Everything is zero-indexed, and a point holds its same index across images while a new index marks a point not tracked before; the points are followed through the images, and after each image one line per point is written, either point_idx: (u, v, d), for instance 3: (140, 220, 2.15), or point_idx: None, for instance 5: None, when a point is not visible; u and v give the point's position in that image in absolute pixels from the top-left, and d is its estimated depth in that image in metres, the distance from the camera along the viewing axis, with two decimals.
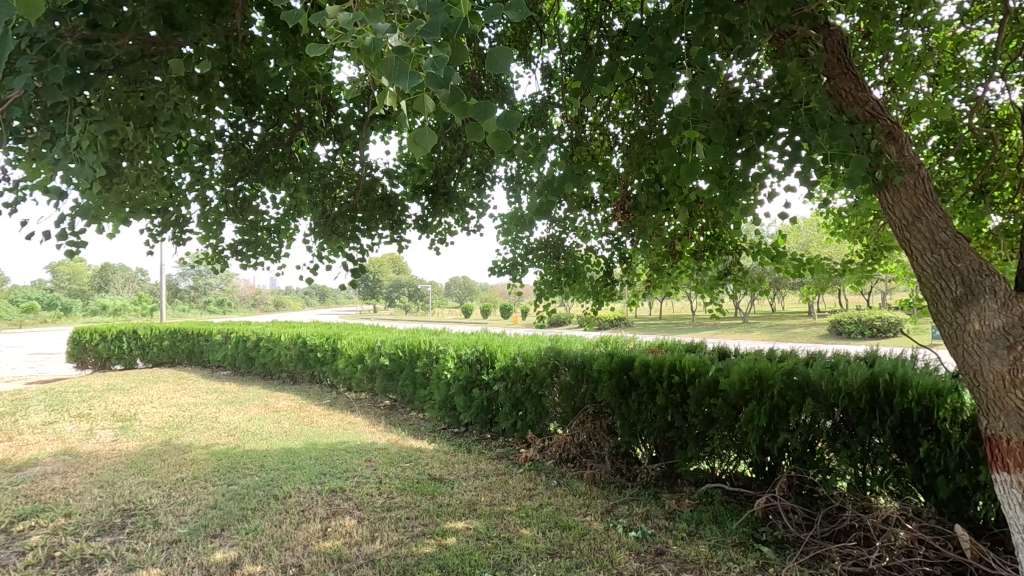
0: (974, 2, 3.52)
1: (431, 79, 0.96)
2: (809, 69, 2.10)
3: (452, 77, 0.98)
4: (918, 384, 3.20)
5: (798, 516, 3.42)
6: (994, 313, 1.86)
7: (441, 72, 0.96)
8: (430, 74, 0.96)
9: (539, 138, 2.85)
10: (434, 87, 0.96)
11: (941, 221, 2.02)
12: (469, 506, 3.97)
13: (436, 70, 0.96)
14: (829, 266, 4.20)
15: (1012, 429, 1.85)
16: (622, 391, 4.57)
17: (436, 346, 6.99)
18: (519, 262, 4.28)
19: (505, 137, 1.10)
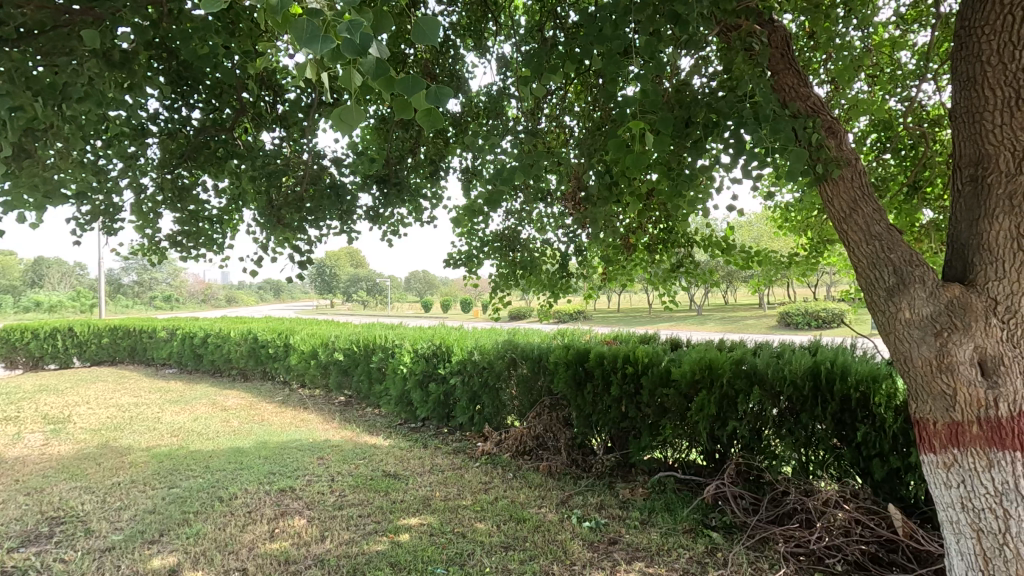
0: (910, 6, 3.68)
1: (348, 45, 0.96)
2: (754, 63, 2.14)
3: (370, 45, 0.99)
4: (856, 370, 3.34)
5: (746, 501, 3.52)
6: (924, 301, 1.93)
7: (358, 39, 0.98)
8: (347, 40, 0.97)
9: (492, 128, 2.81)
10: (352, 55, 0.97)
11: (876, 215, 2.10)
12: (423, 502, 3.92)
13: (354, 38, 0.98)
14: (776, 259, 4.33)
15: (938, 413, 1.94)
16: (578, 383, 4.61)
17: (391, 340, 6.87)
18: (475, 255, 4.23)
19: (437, 114, 1.14)
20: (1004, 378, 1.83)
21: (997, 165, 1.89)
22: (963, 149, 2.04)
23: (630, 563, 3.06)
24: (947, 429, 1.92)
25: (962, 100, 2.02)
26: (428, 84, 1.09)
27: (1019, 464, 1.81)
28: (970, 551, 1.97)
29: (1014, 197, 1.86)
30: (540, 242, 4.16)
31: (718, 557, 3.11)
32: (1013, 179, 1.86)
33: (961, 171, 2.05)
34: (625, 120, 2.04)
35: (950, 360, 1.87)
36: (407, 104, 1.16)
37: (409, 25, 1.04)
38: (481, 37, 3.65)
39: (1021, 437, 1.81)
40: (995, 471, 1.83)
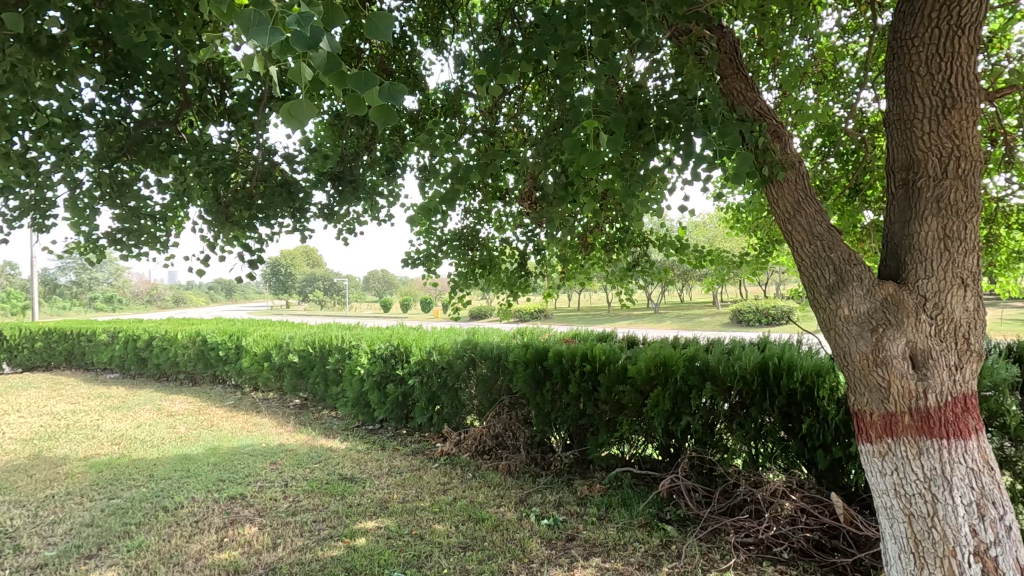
0: (852, 17, 3.86)
1: (298, 37, 0.93)
2: (705, 66, 2.20)
3: (320, 39, 0.96)
4: (802, 365, 3.48)
5: (699, 494, 3.61)
6: (861, 298, 2.03)
7: (308, 32, 0.95)
8: (296, 33, 0.94)
9: (449, 126, 2.79)
10: (301, 48, 0.94)
11: (818, 215, 2.19)
12: (380, 505, 3.85)
13: (304, 30, 0.95)
14: (728, 258, 4.46)
15: (874, 405, 2.03)
16: (537, 381, 4.63)
17: (348, 341, 6.73)
18: (433, 254, 4.18)
19: (392, 113, 1.11)
20: (933, 370, 1.93)
21: (926, 170, 2.01)
22: (895, 154, 2.15)
23: (586, 559, 3.09)
24: (882, 419, 2.02)
25: (894, 107, 2.13)
26: (382, 81, 1.07)
27: (945, 452, 1.92)
28: (901, 535, 2.05)
29: (941, 200, 1.98)
30: (499, 241, 4.17)
31: (672, 549, 3.18)
32: (940, 183, 1.98)
33: (894, 175, 2.16)
34: (579, 119, 2.07)
35: (884, 354, 1.97)
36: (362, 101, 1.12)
37: (362, 20, 1.01)
38: (440, 34, 3.62)
39: (947, 426, 1.93)
40: (925, 458, 1.94)
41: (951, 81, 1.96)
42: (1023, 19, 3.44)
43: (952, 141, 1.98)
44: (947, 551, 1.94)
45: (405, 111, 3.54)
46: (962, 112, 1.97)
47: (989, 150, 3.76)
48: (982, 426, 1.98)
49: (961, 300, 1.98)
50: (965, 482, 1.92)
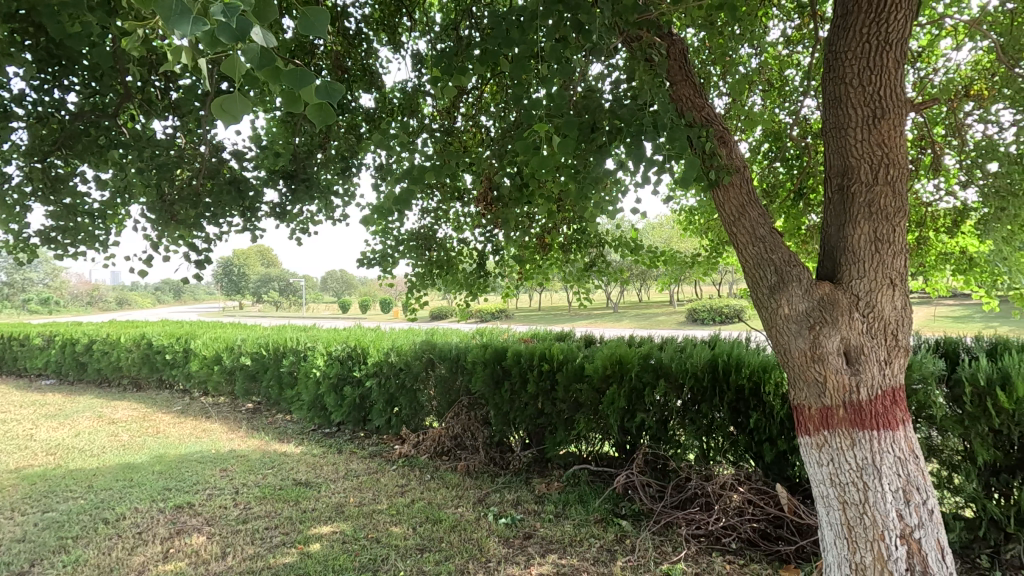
0: (797, 28, 4.03)
1: (223, 29, 0.93)
2: (655, 73, 2.26)
3: (247, 32, 0.96)
4: (749, 362, 3.62)
5: (652, 488, 3.71)
6: (800, 298, 2.13)
7: (235, 24, 0.94)
8: (222, 24, 0.93)
9: (405, 126, 2.77)
10: (228, 40, 0.93)
11: (761, 219, 2.28)
12: (336, 509, 3.79)
13: (229, 22, 0.94)
14: (680, 259, 4.60)
15: (812, 399, 2.14)
16: (496, 381, 4.64)
17: (303, 343, 6.58)
18: (390, 254, 4.13)
19: (329, 111, 1.13)
20: (864, 366, 2.05)
21: (859, 176, 2.12)
22: (831, 160, 2.26)
23: (543, 556, 3.13)
24: (819, 413, 2.13)
25: (830, 116, 2.23)
26: (318, 77, 1.07)
27: (876, 442, 2.04)
28: (836, 521, 2.16)
29: (872, 205, 2.10)
30: (456, 241, 4.16)
31: (627, 544, 3.26)
32: (871, 189, 2.10)
33: (830, 181, 2.27)
34: (532, 122, 2.09)
35: (821, 351, 2.08)
36: (297, 99, 1.14)
37: (294, 14, 1.01)
38: (397, 32, 3.58)
39: (878, 418, 2.05)
40: (857, 449, 2.05)
41: (880, 93, 2.08)
42: (949, 36, 3.67)
43: (882, 150, 2.10)
44: (876, 535, 2.05)
45: (360, 109, 3.49)
46: (891, 122, 2.09)
47: (919, 158, 4.00)
48: (909, 417, 2.11)
49: (890, 299, 2.11)
50: (892, 470, 2.04)
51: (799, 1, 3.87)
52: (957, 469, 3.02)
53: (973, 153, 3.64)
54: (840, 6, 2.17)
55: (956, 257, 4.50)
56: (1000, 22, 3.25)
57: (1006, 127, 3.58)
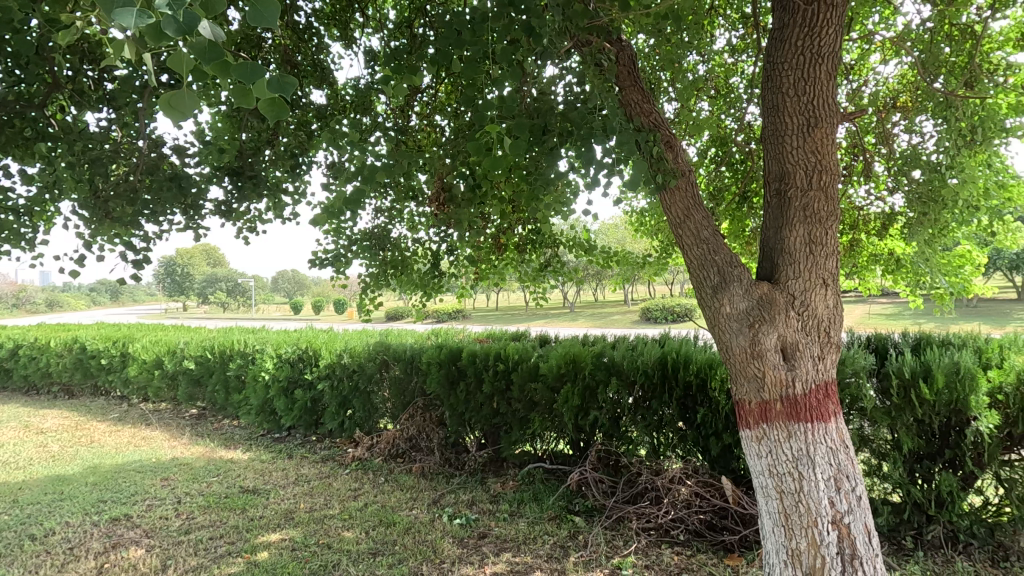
0: (742, 38, 4.20)
1: (169, 21, 0.89)
2: (605, 78, 2.31)
3: (194, 25, 0.92)
4: (697, 360, 3.74)
5: (605, 484, 3.78)
6: (740, 298, 2.22)
7: (181, 16, 0.91)
8: (167, 17, 0.89)
9: (357, 124, 2.73)
10: (173, 33, 0.90)
11: (705, 221, 2.37)
12: (285, 515, 3.69)
13: (176, 15, 0.91)
14: (633, 260, 4.70)
15: (751, 394, 2.24)
16: (451, 382, 4.63)
17: (251, 345, 6.36)
18: (343, 254, 4.05)
19: (282, 105, 1.17)
20: (799, 361, 2.16)
21: (795, 182, 2.24)
22: (770, 166, 2.36)
23: (497, 555, 3.15)
24: (758, 407, 2.23)
25: (769, 124, 2.34)
26: (270, 71, 1.07)
27: (810, 433, 2.15)
28: (774, 510, 2.26)
29: (807, 209, 2.22)
30: (411, 241, 4.12)
31: (580, 539, 3.31)
32: (806, 193, 2.22)
33: (769, 186, 2.38)
34: (484, 123, 2.10)
35: (760, 348, 2.18)
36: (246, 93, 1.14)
37: (243, 7, 0.98)
38: (349, 27, 3.52)
39: (812, 410, 2.16)
40: (792, 440, 2.16)
41: (813, 102, 2.20)
42: (878, 51, 3.91)
43: (816, 157, 2.21)
44: (810, 522, 2.16)
45: (311, 105, 3.41)
46: (824, 131, 2.22)
47: (852, 165, 4.24)
48: (840, 410, 2.24)
49: (824, 298, 2.23)
50: (825, 460, 2.15)
51: (743, 11, 4.03)
52: (885, 458, 3.21)
53: (899, 160, 3.89)
54: (777, 19, 2.28)
55: (885, 258, 4.79)
56: (922, 39, 3.48)
57: (928, 137, 3.84)
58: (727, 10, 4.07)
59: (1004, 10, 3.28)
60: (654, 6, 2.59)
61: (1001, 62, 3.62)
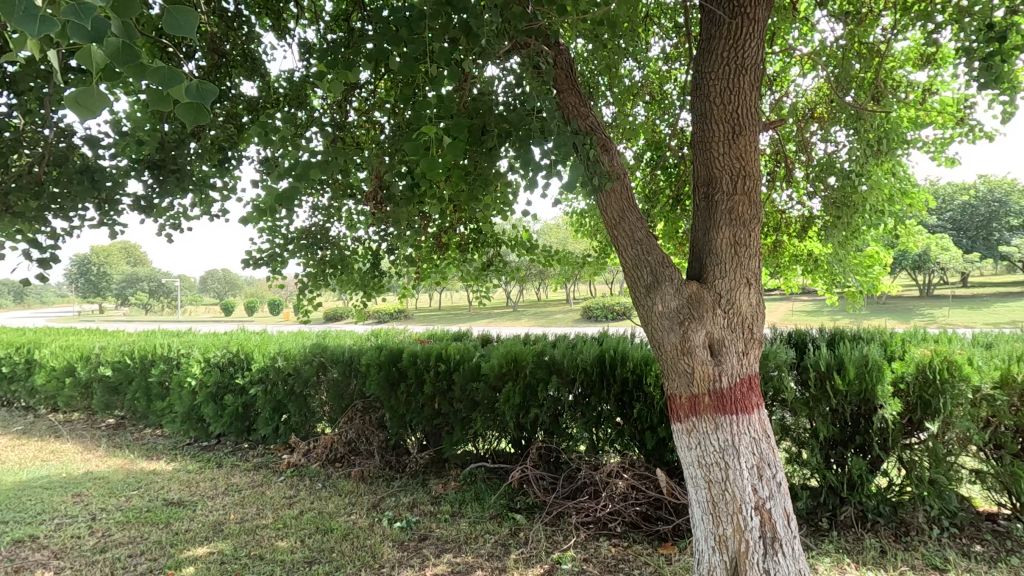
0: (675, 47, 4.36)
1: (76, 28, 0.85)
2: (543, 80, 2.34)
3: (105, 32, 0.89)
4: (633, 356, 3.86)
5: (545, 481, 3.83)
6: (671, 297, 2.32)
7: (89, 23, 0.87)
8: (73, 23, 0.85)
9: (290, 118, 2.64)
10: (81, 40, 0.86)
11: (639, 223, 2.44)
12: (213, 528, 3.51)
13: (84, 21, 0.86)
14: (573, 259, 4.79)
15: (682, 388, 2.34)
16: (391, 383, 4.55)
17: (176, 349, 6.00)
18: (278, 253, 3.89)
19: (200, 110, 1.11)
20: (725, 356, 2.28)
21: (721, 186, 2.35)
22: (699, 170, 2.47)
23: (438, 557, 3.12)
24: (688, 401, 2.33)
25: (698, 131, 2.45)
26: (188, 77, 1.04)
27: (735, 425, 2.27)
28: (703, 499, 2.37)
29: (732, 212, 2.34)
30: (350, 240, 4.02)
31: (520, 537, 3.35)
32: (731, 197, 2.34)
33: (698, 190, 2.49)
34: (421, 122, 2.08)
35: (689, 344, 2.28)
36: (163, 95, 1.11)
37: (157, 15, 0.94)
38: (282, 17, 3.38)
39: (736, 403, 2.28)
40: (719, 432, 2.28)
41: (738, 111, 2.32)
42: (797, 65, 4.17)
43: (740, 162, 2.34)
44: (736, 509, 2.28)
45: (241, 97, 3.25)
46: (747, 138, 2.34)
47: (775, 171, 4.50)
48: (762, 401, 2.37)
49: (748, 296, 2.35)
50: (749, 449, 2.28)
51: (676, 21, 4.19)
52: (804, 445, 3.44)
53: (817, 167, 4.16)
54: (705, 30, 2.38)
55: (805, 259, 5.11)
56: (835, 55, 3.75)
57: (842, 146, 4.13)
58: (661, 18, 4.22)
59: (905, 32, 3.59)
60: (591, 12, 2.65)
61: (903, 79, 3.96)
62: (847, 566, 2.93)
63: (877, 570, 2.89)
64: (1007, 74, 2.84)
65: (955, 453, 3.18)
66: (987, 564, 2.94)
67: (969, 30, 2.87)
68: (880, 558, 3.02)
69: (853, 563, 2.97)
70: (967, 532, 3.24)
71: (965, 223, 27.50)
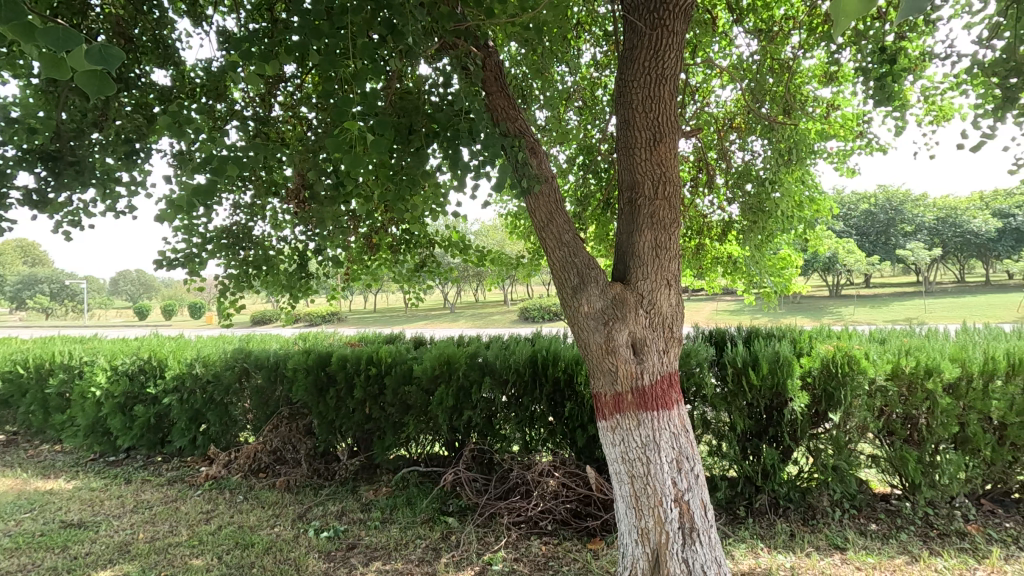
0: (606, 55, 4.48)
1: None
2: (471, 81, 2.33)
3: None
4: (565, 357, 3.93)
5: (478, 483, 3.82)
6: (597, 297, 2.38)
7: None
8: None
9: (205, 111, 2.49)
10: None
11: (566, 226, 2.48)
12: (119, 549, 3.26)
13: None
14: (507, 260, 4.80)
15: (607, 387, 2.40)
16: (320, 388, 4.40)
17: (79, 357, 5.53)
18: (195, 254, 3.66)
19: (105, 81, 1.17)
20: (647, 355, 2.36)
21: (643, 191, 2.44)
22: (623, 175, 2.54)
23: (366, 565, 3.05)
24: (613, 399, 2.40)
25: (622, 137, 2.52)
26: (90, 40, 1.06)
27: (656, 421, 2.36)
28: (626, 494, 2.45)
29: (653, 216, 2.43)
30: (275, 240, 3.85)
31: (452, 540, 3.33)
32: (653, 202, 2.43)
33: (622, 194, 2.56)
34: (343, 119, 2.01)
35: (613, 344, 2.34)
36: (62, 63, 1.14)
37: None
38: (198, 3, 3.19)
39: (657, 400, 2.37)
40: (641, 428, 2.36)
41: (658, 119, 2.41)
42: (717, 77, 4.39)
43: (661, 168, 2.43)
44: (656, 502, 2.37)
45: (153, 87, 3.04)
46: (667, 145, 2.44)
47: (697, 177, 4.72)
48: (682, 397, 2.47)
49: (668, 296, 2.45)
50: (669, 444, 2.37)
51: (606, 30, 4.30)
52: (723, 438, 3.62)
53: (736, 174, 4.40)
54: (627, 40, 2.46)
55: (725, 261, 5.38)
56: (751, 70, 3.98)
57: (757, 155, 4.40)
58: (592, 26, 4.32)
59: (811, 51, 3.86)
60: (519, 16, 2.66)
61: (810, 94, 4.26)
62: (761, 551, 3.11)
63: (787, 552, 3.09)
64: (897, 94, 3.11)
65: (854, 440, 3.45)
66: (881, 540, 3.22)
67: (865, 52, 3.12)
68: (790, 541, 3.23)
69: (766, 547, 3.15)
70: (865, 512, 3.52)
71: (867, 228, 29.96)
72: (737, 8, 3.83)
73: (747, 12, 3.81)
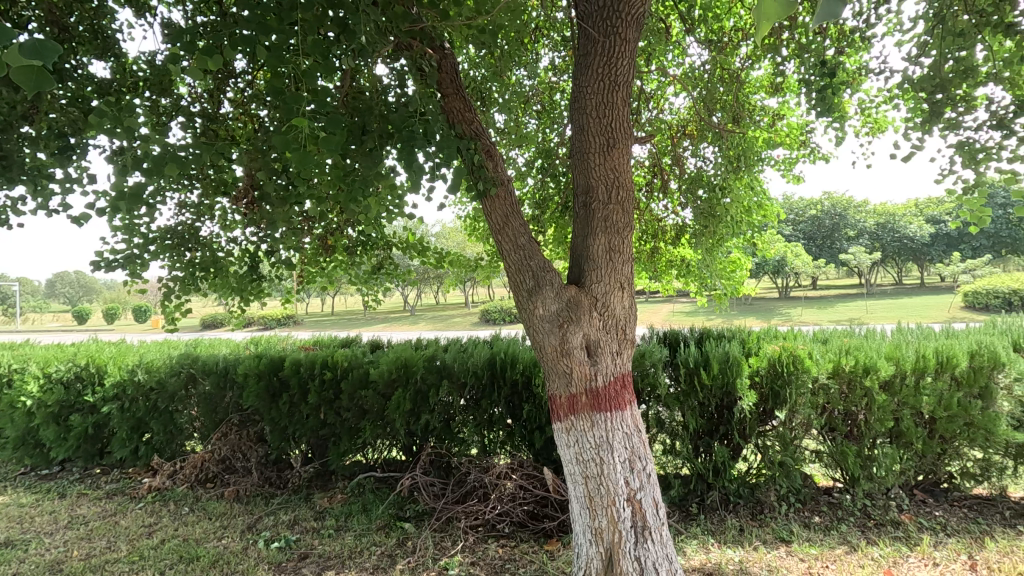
0: (564, 59, 4.53)
1: None
2: (426, 83, 2.31)
3: None
4: (523, 359, 3.94)
5: (435, 487, 3.79)
6: (551, 300, 2.40)
7: None
8: None
9: (148, 107, 2.38)
10: None
11: (521, 229, 2.50)
12: (50, 568, 3.07)
13: None
14: (466, 262, 4.79)
15: (562, 388, 2.43)
16: (272, 394, 4.27)
17: (9, 364, 5.19)
18: (137, 255, 3.49)
19: (43, 74, 1.08)
20: (601, 357, 2.40)
21: (597, 196, 2.48)
22: (578, 179, 2.57)
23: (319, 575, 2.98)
24: (567, 400, 2.42)
25: (577, 142, 2.54)
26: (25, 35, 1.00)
27: (610, 422, 2.40)
28: (581, 494, 2.47)
29: (607, 220, 2.47)
30: (224, 241, 3.72)
31: (408, 546, 3.28)
32: (606, 206, 2.47)
33: (577, 199, 2.59)
34: (293, 117, 1.95)
35: (567, 346, 2.37)
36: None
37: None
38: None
39: (611, 401, 2.40)
40: (595, 429, 2.39)
41: (612, 125, 2.46)
42: (671, 84, 4.50)
43: (614, 173, 2.48)
44: (610, 502, 2.41)
45: (91, 79, 2.88)
46: (620, 151, 2.48)
47: (652, 182, 4.82)
48: (635, 398, 2.52)
49: (621, 299, 2.49)
50: (622, 444, 2.41)
51: (563, 35, 4.35)
52: (677, 437, 3.71)
53: (689, 180, 4.52)
54: (582, 46, 2.48)
55: (679, 264, 5.52)
56: (702, 78, 4.10)
57: (709, 162, 4.53)
58: (550, 32, 4.36)
59: (759, 62, 4.01)
60: (475, 19, 2.65)
61: (758, 104, 4.42)
62: (711, 546, 3.20)
63: (735, 547, 3.19)
64: (837, 106, 3.26)
65: (799, 436, 3.60)
66: (823, 532, 3.36)
67: (808, 65, 3.26)
68: (739, 535, 3.34)
69: (716, 543, 3.25)
70: (809, 506, 3.67)
71: (814, 233, 31.32)
72: (690, 18, 3.93)
73: (699, 23, 3.92)
